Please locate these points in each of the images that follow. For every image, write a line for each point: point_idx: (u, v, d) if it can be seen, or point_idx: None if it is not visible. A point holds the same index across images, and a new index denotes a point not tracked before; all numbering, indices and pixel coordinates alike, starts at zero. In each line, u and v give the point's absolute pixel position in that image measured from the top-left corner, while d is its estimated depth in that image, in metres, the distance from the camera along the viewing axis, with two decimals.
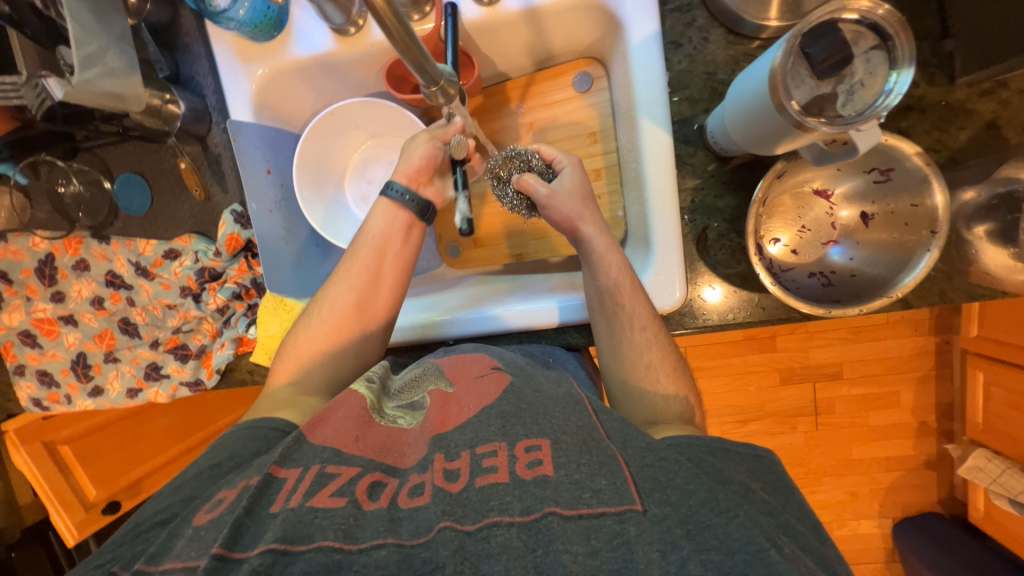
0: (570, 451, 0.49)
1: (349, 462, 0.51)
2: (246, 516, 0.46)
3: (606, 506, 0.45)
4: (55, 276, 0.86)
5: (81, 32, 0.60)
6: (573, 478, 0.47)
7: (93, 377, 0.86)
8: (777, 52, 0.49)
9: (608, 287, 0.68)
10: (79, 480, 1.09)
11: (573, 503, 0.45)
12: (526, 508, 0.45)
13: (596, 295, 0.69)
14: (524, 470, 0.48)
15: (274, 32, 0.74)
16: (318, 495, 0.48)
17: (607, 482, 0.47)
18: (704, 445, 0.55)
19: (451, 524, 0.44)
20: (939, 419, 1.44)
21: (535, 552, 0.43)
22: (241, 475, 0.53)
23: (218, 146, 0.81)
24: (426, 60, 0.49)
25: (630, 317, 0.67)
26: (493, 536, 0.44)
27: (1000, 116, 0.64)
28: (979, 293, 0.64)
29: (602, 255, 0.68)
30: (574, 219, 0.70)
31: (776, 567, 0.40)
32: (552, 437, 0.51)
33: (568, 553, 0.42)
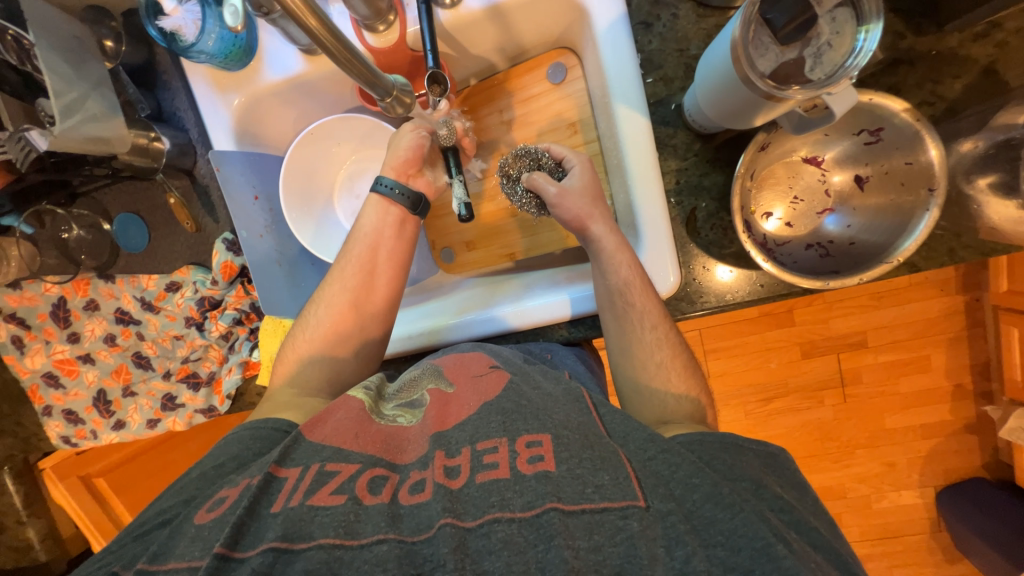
0: (572, 445, 0.48)
1: (348, 459, 0.52)
2: (248, 517, 0.47)
3: (609, 501, 0.44)
4: (69, 318, 0.89)
5: (59, 82, 0.62)
6: (575, 472, 0.46)
7: (115, 412, 0.90)
8: (735, 24, 0.47)
9: (617, 286, 0.66)
10: (116, 510, 1.14)
11: (574, 496, 0.44)
12: (528, 503, 0.44)
13: (606, 294, 0.67)
14: (524, 465, 0.47)
15: (245, 59, 0.75)
16: (318, 494, 0.48)
17: (610, 478, 0.46)
18: (715, 440, 0.52)
19: (451, 520, 0.44)
20: (974, 381, 1.38)
21: (536, 547, 0.42)
22: (243, 474, 0.54)
23: (205, 177, 0.82)
24: (373, 74, 0.51)
25: (641, 315, 0.65)
26: (494, 531, 0.43)
27: (996, 59, 0.60)
28: (992, 250, 0.59)
29: (611, 254, 0.66)
30: (583, 219, 0.68)
31: (783, 562, 0.39)
32: (554, 430, 0.50)
33: (569, 548, 0.41)
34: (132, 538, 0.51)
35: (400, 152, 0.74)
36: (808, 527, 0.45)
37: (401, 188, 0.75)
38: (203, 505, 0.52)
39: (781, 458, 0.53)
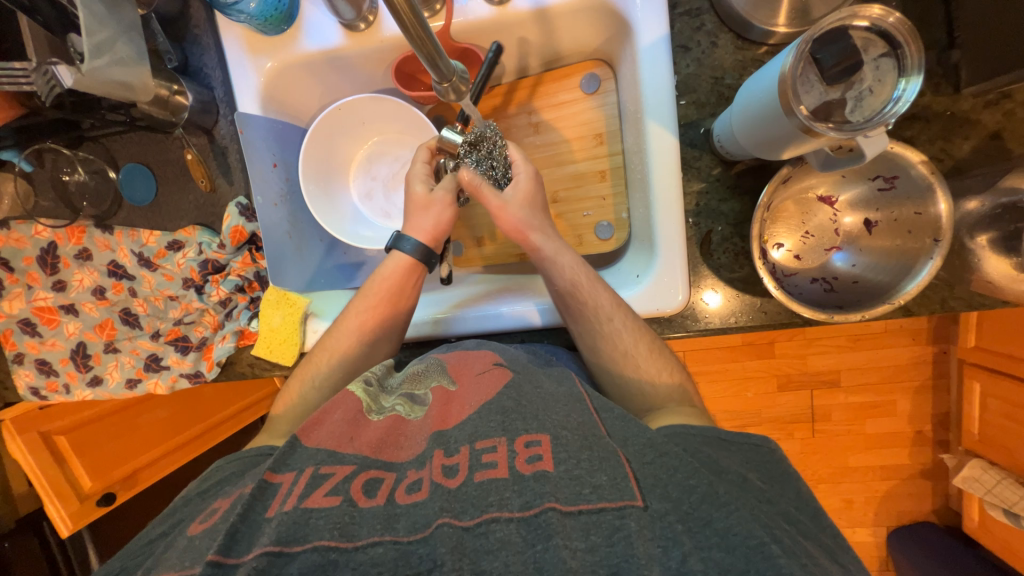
0: (570, 446, 0.48)
1: (342, 462, 0.51)
2: (240, 523, 0.46)
3: (606, 501, 0.44)
4: (57, 264, 0.85)
5: (92, 20, 0.60)
6: (572, 474, 0.46)
7: (92, 367, 0.86)
8: (788, 57, 0.50)
9: (566, 287, 0.69)
10: (74, 470, 1.09)
11: (572, 499, 0.44)
12: (525, 503, 0.44)
13: (558, 299, 0.71)
14: (524, 465, 0.47)
15: (284, 26, 0.74)
16: (312, 497, 0.47)
17: (607, 478, 0.46)
18: (699, 434, 0.53)
19: (449, 520, 0.44)
20: (934, 429, 1.45)
21: (535, 547, 0.42)
22: (236, 485, 0.54)
23: (225, 139, 0.81)
24: (438, 55, 0.50)
25: (594, 310, 0.68)
26: (491, 531, 0.43)
27: (1004, 127, 0.64)
28: (980, 302, 0.63)
29: (553, 258, 0.71)
30: (523, 228, 0.73)
31: (776, 561, 0.39)
32: (551, 430, 0.50)
33: (567, 549, 0.41)
34: (118, 566, 0.50)
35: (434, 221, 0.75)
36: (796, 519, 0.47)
37: (432, 253, 0.76)
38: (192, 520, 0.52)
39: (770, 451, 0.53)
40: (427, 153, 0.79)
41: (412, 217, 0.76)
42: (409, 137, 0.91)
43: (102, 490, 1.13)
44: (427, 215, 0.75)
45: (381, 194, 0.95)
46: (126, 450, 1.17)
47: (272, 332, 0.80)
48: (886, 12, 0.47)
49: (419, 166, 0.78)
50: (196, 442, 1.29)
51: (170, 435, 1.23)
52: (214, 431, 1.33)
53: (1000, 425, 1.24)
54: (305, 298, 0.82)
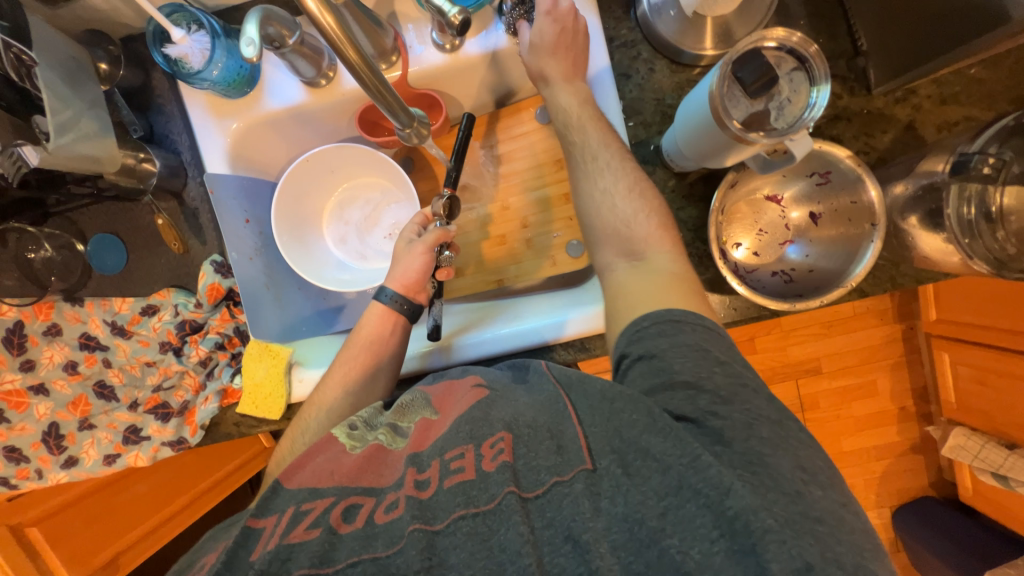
0: (531, 439, 0.48)
1: (321, 495, 0.50)
2: (225, 570, 0.45)
3: (558, 476, 0.45)
4: (24, 344, 0.81)
5: (55, 100, 0.62)
6: (531, 463, 0.46)
7: (67, 448, 0.82)
8: (713, 77, 0.55)
9: (567, 122, 0.73)
10: (49, 563, 1.01)
11: (532, 483, 0.45)
12: (489, 496, 0.45)
13: (562, 119, 0.74)
14: (489, 464, 0.46)
15: (246, 88, 0.77)
16: (293, 533, 0.46)
17: (558, 451, 0.46)
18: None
19: (420, 525, 0.45)
20: (915, 403, 1.50)
21: (498, 532, 0.43)
22: (223, 538, 0.53)
23: (195, 200, 0.82)
24: (399, 106, 0.54)
25: (602, 183, 0.68)
26: (459, 528, 0.44)
27: (914, 119, 0.72)
28: (925, 276, 0.69)
29: (565, 111, 0.73)
30: (539, 72, 0.74)
31: (708, 471, 0.41)
32: (514, 428, 0.49)
33: (524, 524, 0.43)
34: None
35: (411, 271, 0.77)
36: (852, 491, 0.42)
37: (407, 303, 0.77)
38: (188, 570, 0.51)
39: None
40: (421, 218, 0.82)
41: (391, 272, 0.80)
42: (378, 180, 0.95)
43: None
44: (402, 265, 0.77)
45: (356, 236, 0.97)
46: (106, 534, 1.10)
47: (257, 386, 0.79)
48: (788, 32, 0.54)
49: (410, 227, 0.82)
50: (179, 515, 1.24)
51: (152, 510, 1.17)
52: (218, 488, 1.31)
53: (973, 390, 1.30)
54: (287, 347, 0.82)
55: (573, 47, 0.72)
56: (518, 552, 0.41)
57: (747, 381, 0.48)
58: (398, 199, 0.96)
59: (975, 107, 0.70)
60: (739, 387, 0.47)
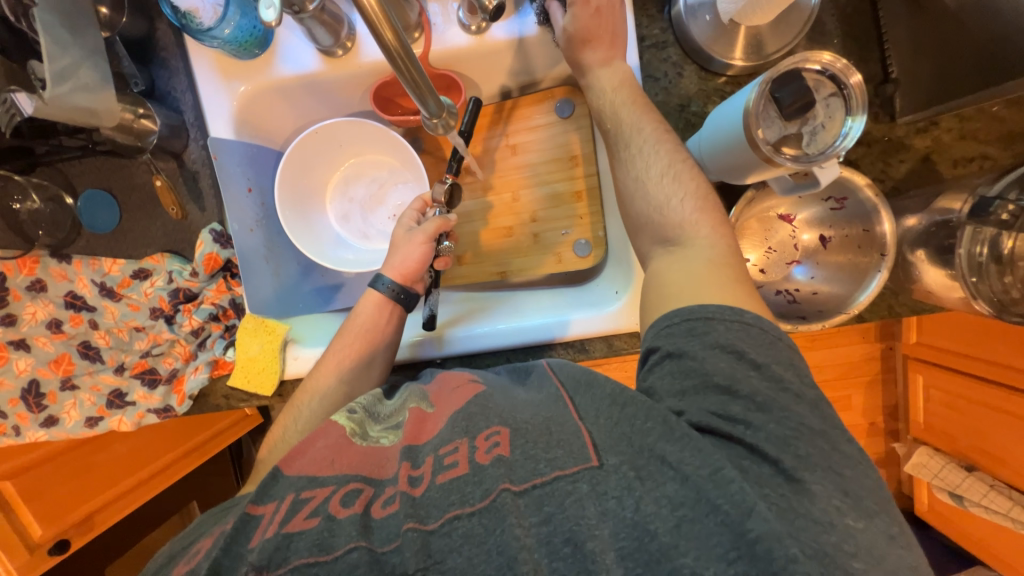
0: (530, 434, 0.48)
1: (322, 484, 0.50)
2: (224, 556, 0.46)
3: (560, 470, 0.45)
4: (4, 297, 0.78)
5: (53, 45, 0.58)
6: (528, 453, 0.47)
7: (47, 407, 0.80)
8: (750, 95, 0.54)
9: (604, 108, 0.69)
10: (23, 519, 1.00)
11: (526, 476, 0.45)
12: (484, 492, 0.45)
13: (596, 104, 0.70)
14: (482, 456, 0.48)
15: (258, 50, 0.73)
16: (292, 521, 0.47)
17: (563, 451, 0.46)
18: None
19: (414, 524, 0.45)
20: (885, 421, 1.56)
21: (495, 534, 0.43)
22: (220, 522, 0.53)
23: (196, 163, 0.79)
24: (428, 93, 0.52)
25: (644, 165, 0.63)
26: (455, 529, 0.44)
27: (933, 151, 0.72)
28: (920, 308, 0.71)
29: (601, 91, 0.69)
30: (573, 50, 0.70)
31: (730, 486, 0.41)
32: (511, 421, 0.51)
33: (521, 527, 0.43)
34: None
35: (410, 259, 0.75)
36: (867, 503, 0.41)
37: (403, 292, 0.76)
38: (180, 556, 0.51)
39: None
40: (420, 203, 0.79)
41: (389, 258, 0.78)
42: (387, 159, 0.92)
43: (55, 537, 1.05)
44: (400, 252, 0.76)
45: (359, 215, 0.94)
46: (84, 494, 1.09)
47: (251, 360, 0.78)
48: (834, 58, 0.53)
49: (408, 211, 0.79)
50: (157, 483, 1.23)
51: (130, 474, 1.16)
52: (190, 456, 1.29)
53: (942, 414, 1.36)
54: (283, 325, 0.79)
55: (604, 19, 0.68)
56: (515, 558, 0.41)
57: (785, 382, 0.46)
58: (406, 180, 0.93)
59: (991, 145, 0.71)
60: (779, 393, 0.45)
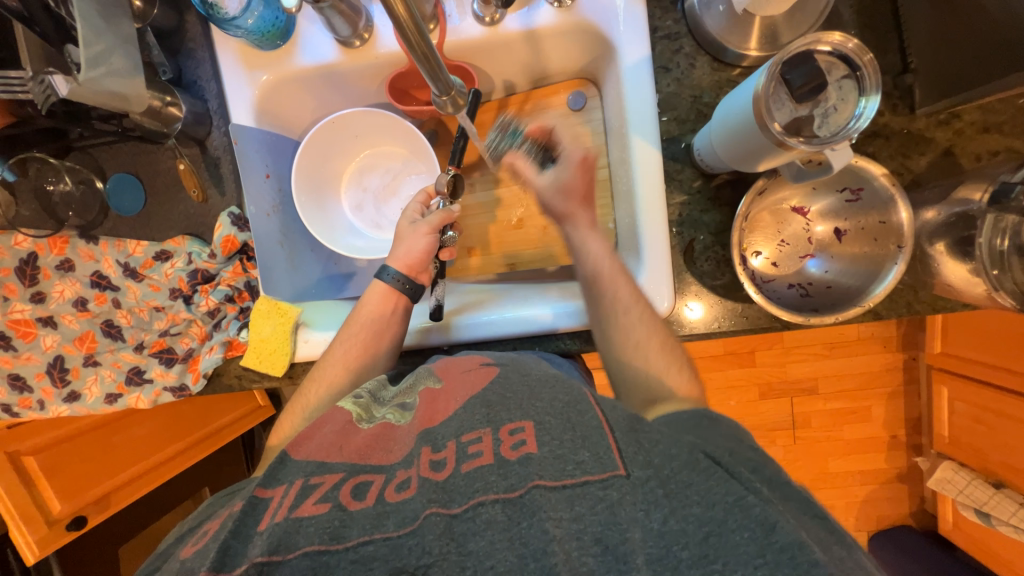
0: (554, 429, 0.47)
1: (331, 470, 0.49)
2: (232, 539, 0.45)
3: (589, 474, 0.43)
4: (37, 276, 0.82)
5: (89, 31, 0.61)
6: (556, 453, 0.45)
7: (70, 382, 0.83)
8: (760, 78, 0.54)
9: (588, 276, 0.71)
10: (44, 493, 1.04)
11: (556, 475, 0.43)
12: (509, 486, 0.43)
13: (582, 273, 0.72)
14: (507, 451, 0.46)
15: (280, 41, 0.76)
16: (301, 506, 0.45)
17: (591, 454, 0.44)
18: (690, 417, 0.53)
19: (437, 508, 0.43)
20: (907, 433, 1.50)
21: (519, 525, 0.42)
22: (228, 506, 0.53)
23: (218, 149, 0.82)
24: (440, 70, 0.55)
25: (613, 303, 0.68)
26: (478, 515, 0.43)
27: (955, 144, 0.70)
28: (941, 304, 0.69)
29: (585, 247, 0.73)
30: (562, 215, 0.76)
31: (753, 510, 0.40)
32: (533, 415, 0.49)
33: (551, 520, 0.41)
34: None
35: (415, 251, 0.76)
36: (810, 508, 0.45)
37: (409, 282, 0.77)
38: (190, 537, 0.52)
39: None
40: (423, 195, 0.82)
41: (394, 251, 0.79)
42: (401, 150, 0.94)
43: (72, 513, 1.08)
44: (404, 244, 0.77)
45: (372, 205, 0.96)
46: (99, 473, 1.12)
47: (262, 342, 0.80)
48: (845, 38, 0.53)
49: (412, 205, 0.81)
50: (167, 471, 1.23)
51: (145, 456, 1.19)
52: (205, 443, 1.30)
53: (967, 427, 1.30)
54: (296, 307, 0.81)
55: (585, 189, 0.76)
56: (544, 550, 0.40)
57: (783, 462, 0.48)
58: (418, 171, 0.94)
59: (1017, 138, 0.69)
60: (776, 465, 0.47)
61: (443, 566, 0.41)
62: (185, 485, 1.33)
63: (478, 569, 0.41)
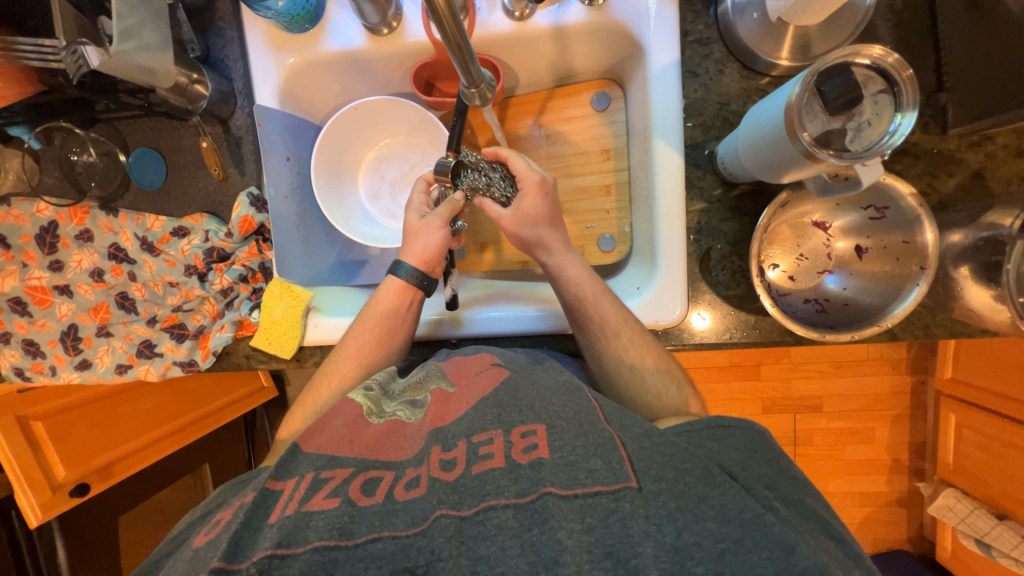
0: (566, 434, 0.47)
1: (341, 465, 0.49)
2: (244, 530, 0.44)
3: (602, 485, 0.43)
4: (56, 244, 0.83)
5: (122, 5, 0.62)
6: (567, 460, 0.45)
7: (82, 351, 0.84)
8: (794, 87, 0.54)
9: (571, 302, 0.71)
10: (49, 458, 1.05)
11: (567, 483, 0.43)
12: (521, 490, 0.43)
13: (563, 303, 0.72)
14: (519, 454, 0.46)
15: (308, 25, 0.76)
16: (313, 500, 0.45)
17: (603, 463, 0.44)
18: (703, 428, 0.50)
19: (447, 511, 0.43)
20: (911, 458, 1.48)
21: (531, 531, 0.41)
22: (238, 496, 0.53)
23: (240, 129, 0.82)
24: (472, 62, 0.54)
25: (599, 325, 0.69)
26: (489, 518, 0.42)
27: (985, 167, 0.69)
28: (960, 330, 0.69)
29: (561, 273, 0.72)
30: (534, 245, 0.73)
31: (771, 530, 0.39)
32: (546, 419, 0.49)
33: (564, 530, 0.41)
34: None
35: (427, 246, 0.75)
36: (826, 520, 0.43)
37: (425, 278, 0.75)
38: (205, 525, 0.52)
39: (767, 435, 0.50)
40: (423, 184, 0.79)
41: (406, 245, 0.77)
42: (421, 141, 0.94)
43: (76, 480, 1.09)
44: (415, 239, 0.75)
45: (388, 193, 0.96)
46: (103, 442, 1.14)
47: (273, 323, 0.80)
48: (886, 52, 0.53)
49: (415, 197, 0.78)
50: (175, 441, 1.25)
51: (150, 429, 1.20)
52: (199, 424, 1.31)
53: (973, 455, 1.28)
54: (308, 291, 0.82)
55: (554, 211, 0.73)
56: (556, 559, 0.39)
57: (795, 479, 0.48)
58: (437, 163, 0.94)
59: None
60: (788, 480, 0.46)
61: (452, 567, 0.40)
62: (186, 460, 1.35)
63: (489, 573, 0.40)
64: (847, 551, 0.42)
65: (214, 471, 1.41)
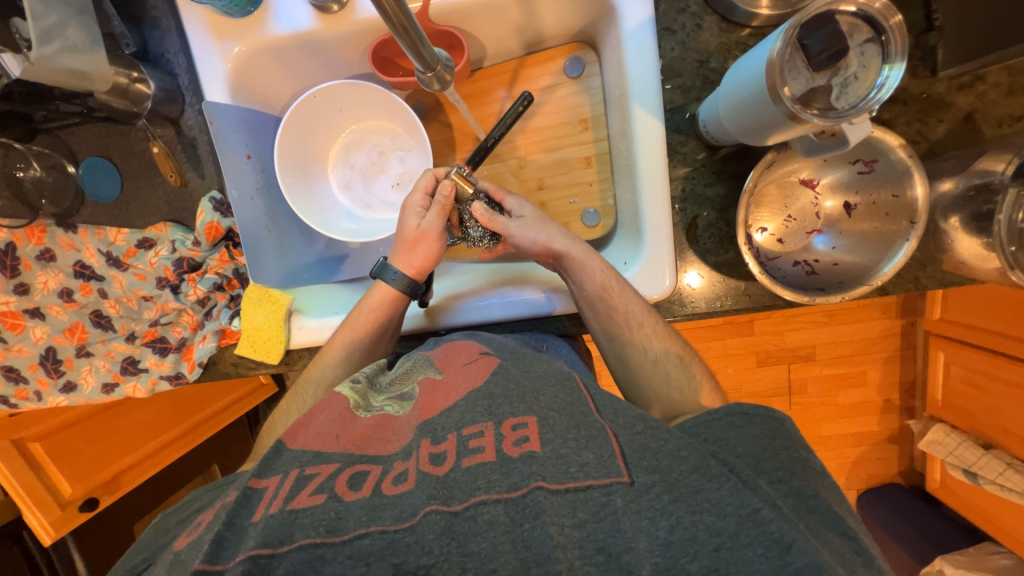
0: (558, 427, 0.46)
1: (327, 460, 0.48)
2: (226, 532, 0.43)
3: (593, 478, 0.43)
4: (18, 267, 0.79)
5: (38, 4, 0.56)
6: (559, 453, 0.44)
7: (65, 373, 0.81)
8: (774, 43, 0.51)
9: (594, 294, 0.67)
10: (52, 477, 1.06)
11: (559, 477, 0.43)
12: (513, 485, 0.42)
13: (588, 306, 0.68)
14: (511, 448, 0.45)
15: (251, 7, 0.70)
16: (296, 498, 0.44)
17: (594, 456, 0.44)
18: (723, 416, 0.52)
19: (437, 506, 0.42)
20: (901, 397, 1.51)
21: (523, 526, 0.40)
22: (219, 498, 0.52)
23: (193, 129, 0.77)
24: (422, 45, 0.51)
25: (626, 317, 0.67)
26: (480, 514, 0.41)
27: (977, 109, 0.66)
28: (950, 281, 0.67)
29: (582, 264, 0.68)
30: (544, 239, 0.70)
31: (768, 526, 0.39)
32: (537, 411, 0.48)
33: (555, 525, 0.40)
34: None
35: (420, 253, 0.73)
36: (806, 494, 0.44)
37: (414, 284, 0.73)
38: (183, 530, 0.51)
39: (788, 425, 0.51)
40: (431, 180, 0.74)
41: (402, 250, 0.73)
42: (389, 124, 0.89)
43: (84, 495, 1.10)
44: (408, 246, 0.73)
45: (361, 184, 0.92)
46: (106, 456, 1.13)
47: (255, 331, 0.78)
48: None
49: (416, 195, 0.73)
50: (179, 445, 1.26)
51: (151, 437, 1.20)
52: (199, 429, 1.30)
53: (963, 391, 1.31)
54: (287, 295, 0.79)
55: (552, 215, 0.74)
56: (547, 555, 0.39)
57: (794, 453, 0.48)
58: (407, 147, 0.90)
59: None
60: (776, 453, 0.47)
61: (445, 567, 0.39)
62: (191, 463, 1.35)
63: (480, 570, 0.39)
64: (844, 535, 0.42)
65: (222, 470, 1.42)
